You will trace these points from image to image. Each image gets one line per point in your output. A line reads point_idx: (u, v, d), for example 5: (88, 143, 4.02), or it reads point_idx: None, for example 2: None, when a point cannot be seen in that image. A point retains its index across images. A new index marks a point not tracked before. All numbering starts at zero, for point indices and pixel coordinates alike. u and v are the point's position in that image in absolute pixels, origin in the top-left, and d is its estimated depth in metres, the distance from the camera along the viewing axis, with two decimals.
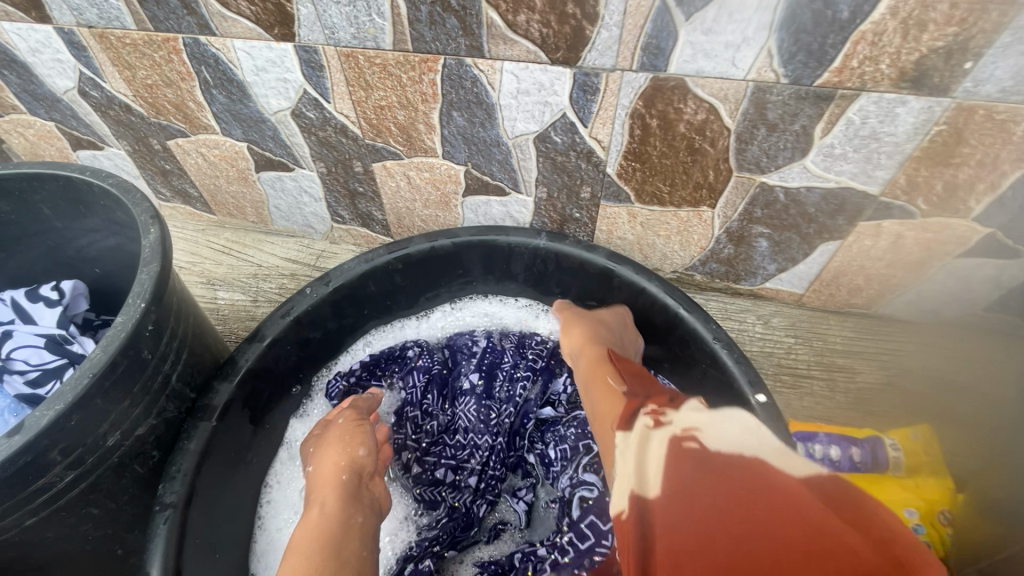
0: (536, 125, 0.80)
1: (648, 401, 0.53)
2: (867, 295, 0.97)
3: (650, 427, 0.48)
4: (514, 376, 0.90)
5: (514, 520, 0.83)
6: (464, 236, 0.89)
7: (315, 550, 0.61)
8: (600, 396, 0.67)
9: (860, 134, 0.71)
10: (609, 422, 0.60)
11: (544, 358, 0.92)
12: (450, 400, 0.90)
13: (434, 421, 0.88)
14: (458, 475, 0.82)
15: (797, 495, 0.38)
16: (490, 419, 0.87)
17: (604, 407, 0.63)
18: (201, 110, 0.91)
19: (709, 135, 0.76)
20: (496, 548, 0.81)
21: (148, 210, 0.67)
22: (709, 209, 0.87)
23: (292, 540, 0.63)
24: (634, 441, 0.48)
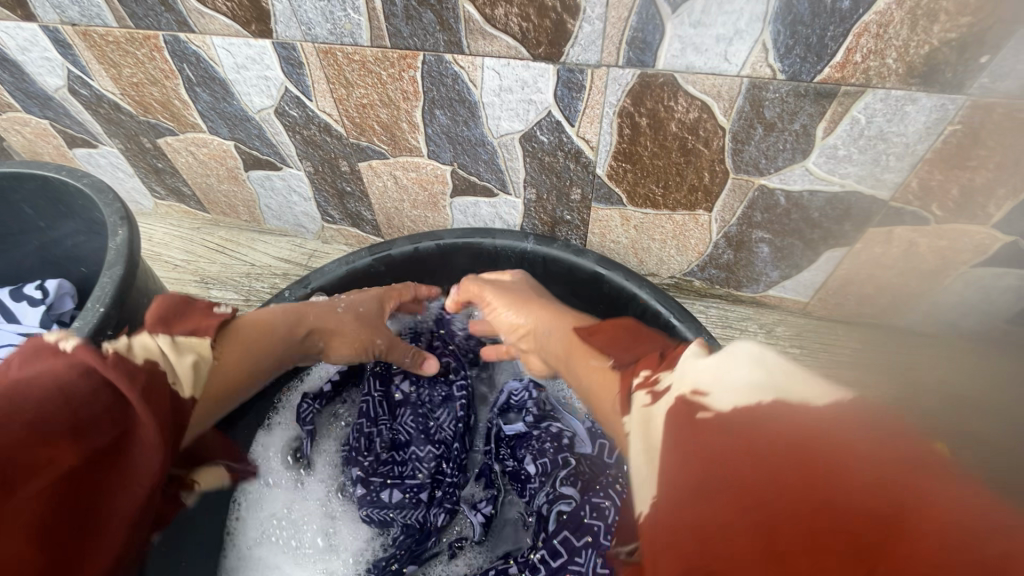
0: (521, 123, 0.77)
1: (640, 367, 0.55)
2: (878, 305, 0.90)
3: (647, 404, 0.49)
4: (456, 381, 0.92)
5: (470, 533, 0.82)
6: (449, 239, 0.86)
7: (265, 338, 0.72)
8: (584, 363, 0.67)
9: (866, 134, 0.66)
10: (607, 392, 0.61)
11: (464, 369, 0.93)
12: (387, 411, 0.89)
13: (381, 437, 0.86)
14: (407, 492, 0.82)
15: (812, 433, 0.34)
16: (431, 430, 0.87)
17: (591, 382, 0.65)
18: (186, 108, 0.90)
19: (703, 134, 0.71)
20: (465, 562, 0.81)
21: (118, 211, 0.68)
22: (705, 212, 0.82)
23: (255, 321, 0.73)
24: (639, 422, 0.49)
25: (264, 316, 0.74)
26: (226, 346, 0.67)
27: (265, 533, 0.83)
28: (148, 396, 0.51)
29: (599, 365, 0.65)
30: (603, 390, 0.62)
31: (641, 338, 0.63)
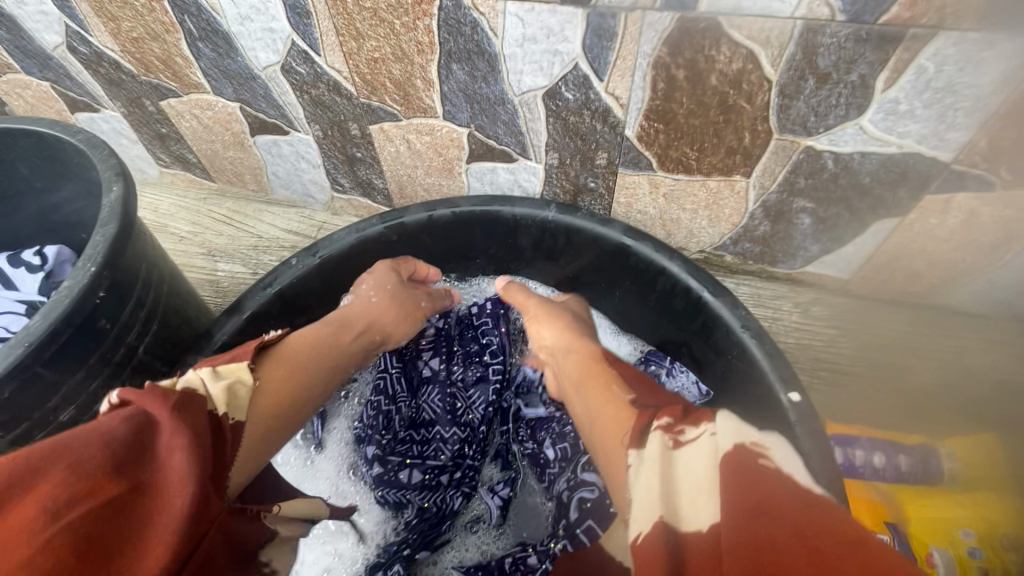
0: (545, 78, 0.70)
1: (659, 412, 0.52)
2: (928, 283, 0.83)
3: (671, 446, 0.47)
4: (489, 361, 0.87)
5: (487, 517, 0.78)
6: (466, 207, 0.81)
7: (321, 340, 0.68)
8: (591, 392, 0.64)
9: (933, 85, 0.59)
10: (613, 430, 0.56)
11: (501, 351, 0.88)
12: (414, 392, 0.86)
13: (400, 415, 0.83)
14: (426, 473, 0.78)
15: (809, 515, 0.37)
16: (457, 410, 0.83)
17: (599, 414, 0.60)
18: (189, 66, 0.85)
19: (746, 88, 0.64)
20: (478, 546, 0.77)
21: (113, 167, 0.64)
22: (743, 178, 0.76)
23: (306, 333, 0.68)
24: (654, 459, 0.47)
25: (320, 326, 0.70)
26: (277, 365, 0.61)
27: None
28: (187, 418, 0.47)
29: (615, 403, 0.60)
30: (612, 426, 0.57)
31: (665, 398, 0.62)
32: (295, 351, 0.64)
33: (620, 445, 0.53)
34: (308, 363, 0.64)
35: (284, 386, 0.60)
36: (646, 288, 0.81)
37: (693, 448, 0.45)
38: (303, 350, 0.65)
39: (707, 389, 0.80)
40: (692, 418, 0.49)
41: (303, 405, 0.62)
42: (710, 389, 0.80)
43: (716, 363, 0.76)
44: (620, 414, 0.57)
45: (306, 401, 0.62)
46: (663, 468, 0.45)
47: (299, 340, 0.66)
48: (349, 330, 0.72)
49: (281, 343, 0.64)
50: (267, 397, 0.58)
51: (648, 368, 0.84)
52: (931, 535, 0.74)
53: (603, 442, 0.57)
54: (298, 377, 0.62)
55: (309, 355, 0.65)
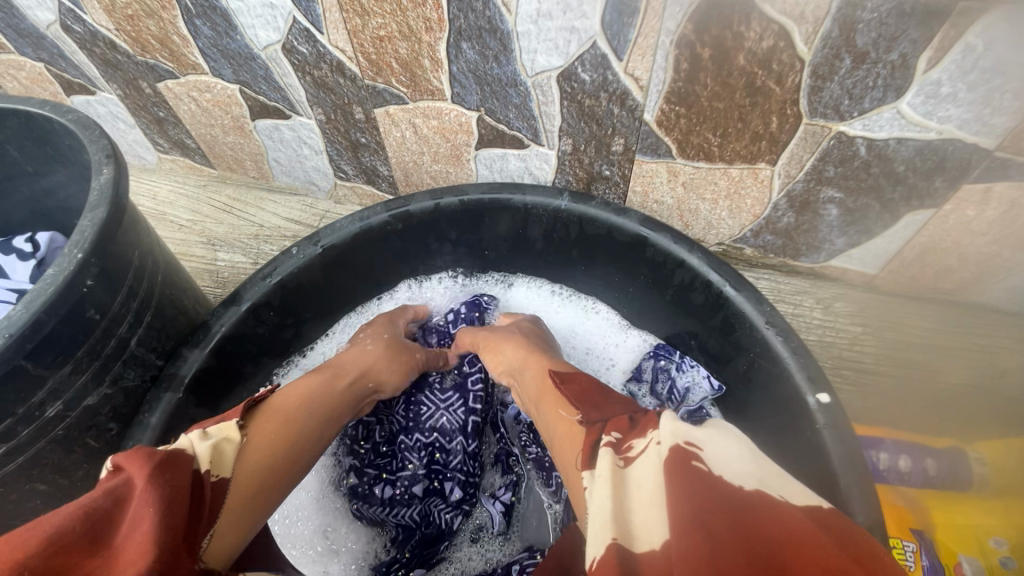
0: (560, 58, 0.66)
1: (607, 424, 0.48)
2: (959, 279, 0.79)
3: (621, 465, 0.42)
4: (467, 371, 0.83)
5: (489, 525, 0.76)
6: (475, 195, 0.77)
7: (313, 390, 0.63)
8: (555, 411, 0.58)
9: (981, 66, 0.54)
10: (574, 453, 0.50)
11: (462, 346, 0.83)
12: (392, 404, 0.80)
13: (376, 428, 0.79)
14: (398, 486, 0.75)
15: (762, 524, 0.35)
16: (421, 415, 0.79)
17: (563, 440, 0.54)
18: (186, 45, 0.81)
19: (776, 69, 0.60)
20: (482, 555, 0.75)
21: (104, 148, 0.60)
22: (768, 165, 0.72)
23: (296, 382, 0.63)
24: (603, 479, 0.42)
25: (320, 381, 0.65)
26: (269, 419, 0.56)
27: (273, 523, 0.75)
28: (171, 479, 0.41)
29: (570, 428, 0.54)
30: (575, 446, 0.51)
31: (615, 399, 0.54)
32: (287, 403, 0.59)
33: (576, 468, 0.48)
34: (300, 415, 0.59)
35: (274, 441, 0.55)
36: (664, 281, 0.77)
37: (641, 463, 0.42)
38: (298, 403, 0.60)
39: (720, 384, 0.77)
40: (637, 424, 0.46)
41: (292, 466, 0.56)
42: (722, 384, 0.77)
43: (737, 362, 0.72)
44: (577, 433, 0.52)
45: (296, 460, 0.57)
46: (616, 490, 0.41)
47: (293, 393, 0.61)
48: (343, 377, 0.67)
49: (274, 398, 0.59)
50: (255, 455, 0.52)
51: (657, 363, 0.81)
52: (959, 543, 0.72)
53: (570, 467, 0.51)
54: (290, 432, 0.57)
55: (302, 408, 0.60)
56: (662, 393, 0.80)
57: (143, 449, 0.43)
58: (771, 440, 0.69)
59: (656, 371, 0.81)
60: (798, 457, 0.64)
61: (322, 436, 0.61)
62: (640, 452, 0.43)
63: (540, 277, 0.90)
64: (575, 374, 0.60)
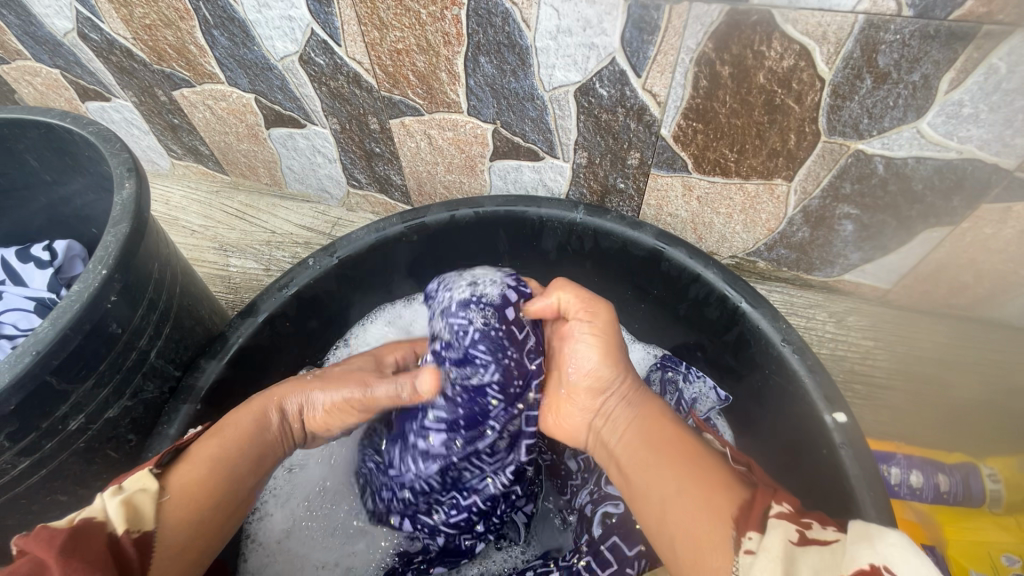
0: (578, 74, 0.66)
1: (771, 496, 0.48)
2: (974, 295, 0.79)
3: (795, 543, 0.42)
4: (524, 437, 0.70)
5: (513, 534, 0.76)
6: (490, 207, 0.77)
7: (239, 429, 0.62)
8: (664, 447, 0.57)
9: (1003, 88, 0.54)
10: (692, 502, 0.50)
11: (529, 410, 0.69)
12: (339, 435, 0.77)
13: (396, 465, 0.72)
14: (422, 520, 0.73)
15: None
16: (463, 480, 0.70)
17: (674, 485, 0.52)
18: (203, 55, 0.82)
19: (796, 88, 0.60)
20: (505, 560, 0.76)
21: (125, 162, 0.61)
22: (784, 181, 0.72)
23: (223, 421, 0.63)
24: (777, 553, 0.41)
25: (243, 413, 0.63)
26: (188, 467, 0.57)
27: (293, 528, 0.76)
28: (86, 551, 0.43)
29: (689, 473, 0.53)
30: (705, 494, 0.50)
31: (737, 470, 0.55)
32: (210, 449, 0.59)
33: (714, 518, 0.47)
34: (231, 457, 0.59)
35: (200, 487, 0.56)
36: (678, 295, 0.77)
37: (822, 550, 0.41)
38: (227, 444, 0.60)
39: (725, 394, 0.79)
40: (816, 517, 0.45)
41: (228, 509, 0.58)
42: (728, 393, 0.79)
43: (752, 378, 0.72)
44: (712, 486, 0.51)
45: (230, 506, 0.58)
46: (786, 565, 0.40)
47: (221, 434, 0.60)
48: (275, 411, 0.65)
49: (195, 444, 0.59)
50: (182, 506, 0.54)
51: (665, 374, 0.81)
52: (973, 559, 0.71)
53: (681, 514, 0.50)
54: (220, 475, 0.58)
55: (231, 448, 0.60)
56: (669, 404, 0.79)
57: (50, 526, 0.43)
58: (783, 456, 0.70)
59: (664, 382, 0.81)
60: (814, 475, 0.64)
61: (256, 477, 0.62)
62: (824, 541, 0.42)
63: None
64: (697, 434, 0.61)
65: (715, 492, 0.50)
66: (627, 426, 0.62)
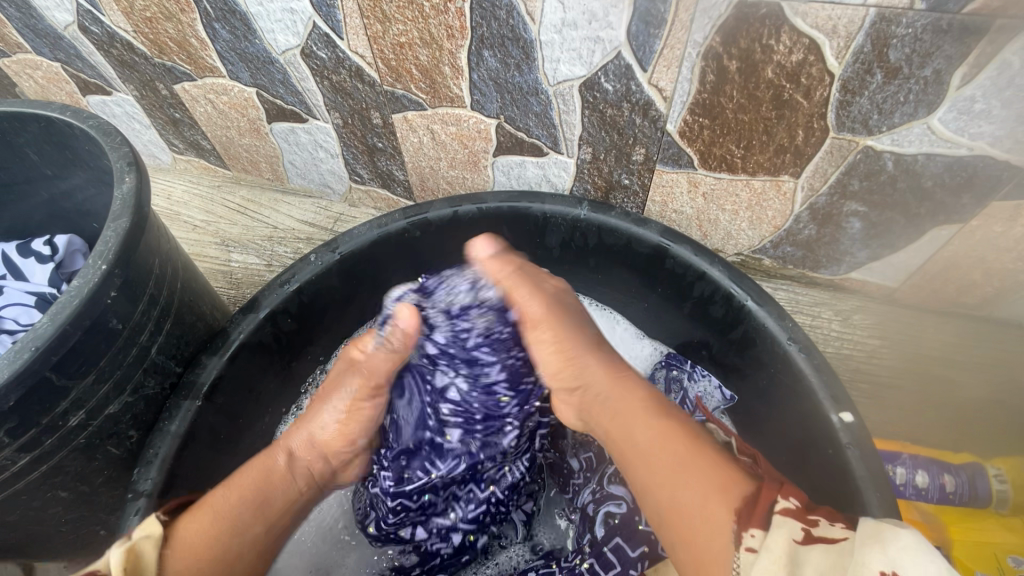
0: (583, 68, 0.65)
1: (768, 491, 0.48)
2: (982, 294, 0.78)
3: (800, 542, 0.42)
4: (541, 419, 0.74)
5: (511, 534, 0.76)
6: (493, 203, 0.76)
7: (254, 474, 0.61)
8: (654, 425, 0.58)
9: (1016, 83, 0.53)
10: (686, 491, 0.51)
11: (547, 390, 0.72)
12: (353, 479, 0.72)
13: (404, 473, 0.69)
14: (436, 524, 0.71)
15: None
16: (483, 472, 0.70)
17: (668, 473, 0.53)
18: (204, 48, 0.81)
19: (805, 83, 0.59)
20: (507, 560, 0.75)
21: (126, 156, 0.60)
22: (791, 178, 0.71)
23: (239, 469, 0.62)
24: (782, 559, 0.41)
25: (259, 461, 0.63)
26: (195, 520, 0.57)
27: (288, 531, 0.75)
28: None
29: (681, 461, 0.54)
30: (703, 489, 0.50)
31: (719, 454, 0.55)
32: (222, 498, 0.58)
33: (715, 517, 0.48)
34: (238, 507, 0.58)
35: (204, 540, 0.55)
36: (683, 293, 0.76)
37: (828, 547, 0.42)
38: (233, 493, 0.59)
39: (731, 394, 0.78)
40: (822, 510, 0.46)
41: (231, 563, 0.56)
42: (734, 393, 0.78)
43: (757, 376, 0.72)
44: (707, 483, 0.51)
45: (235, 558, 0.56)
46: (789, 566, 0.41)
47: (232, 484, 0.60)
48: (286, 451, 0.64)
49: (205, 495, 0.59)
50: (182, 559, 0.53)
51: (670, 373, 0.81)
52: (979, 561, 0.70)
53: (680, 511, 0.51)
54: (227, 527, 0.56)
55: (237, 498, 0.59)
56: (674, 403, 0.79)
57: None
58: (787, 456, 0.70)
59: (669, 381, 0.81)
60: (820, 476, 0.63)
61: (263, 525, 0.59)
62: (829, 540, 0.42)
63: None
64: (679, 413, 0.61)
65: (718, 486, 0.50)
66: (609, 407, 0.62)
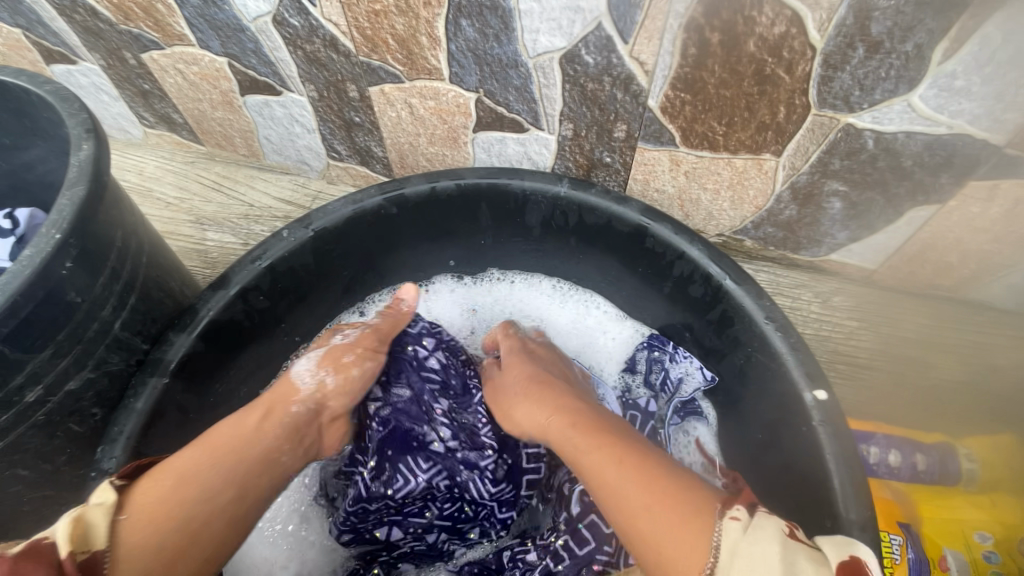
0: (563, 39, 0.63)
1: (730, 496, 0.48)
2: (958, 276, 0.79)
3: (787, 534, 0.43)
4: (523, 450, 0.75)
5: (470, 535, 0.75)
6: (471, 179, 0.75)
7: (228, 436, 0.59)
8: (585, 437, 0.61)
9: (997, 59, 0.53)
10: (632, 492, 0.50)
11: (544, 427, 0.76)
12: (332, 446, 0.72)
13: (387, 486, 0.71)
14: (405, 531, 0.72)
15: None
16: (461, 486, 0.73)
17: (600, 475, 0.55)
18: (171, 14, 0.78)
19: (787, 57, 0.58)
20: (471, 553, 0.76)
21: (83, 122, 0.58)
22: (773, 156, 0.70)
23: (218, 426, 0.60)
24: (774, 540, 0.42)
25: (235, 416, 0.62)
26: (158, 476, 0.54)
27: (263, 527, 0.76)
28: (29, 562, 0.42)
29: (632, 460, 0.53)
30: (664, 488, 0.49)
31: (658, 455, 0.54)
32: (193, 461, 0.55)
33: (690, 529, 0.45)
34: (204, 468, 0.55)
35: (169, 503, 0.52)
36: (663, 273, 0.76)
37: (810, 551, 0.42)
38: (206, 453, 0.56)
39: (711, 374, 0.77)
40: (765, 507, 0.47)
41: (198, 530, 0.52)
42: (715, 374, 0.77)
43: (735, 356, 0.71)
44: (671, 491, 0.49)
45: (206, 521, 0.53)
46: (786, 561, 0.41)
47: (203, 443, 0.57)
48: (260, 408, 0.63)
49: (169, 456, 0.56)
50: (138, 522, 0.50)
51: (651, 355, 0.82)
52: (946, 537, 0.73)
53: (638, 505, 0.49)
54: (197, 493, 0.53)
55: (206, 458, 0.56)
56: (655, 383, 0.81)
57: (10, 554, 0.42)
58: (761, 435, 0.70)
59: (650, 362, 0.82)
60: (794, 456, 0.63)
61: (235, 493, 0.56)
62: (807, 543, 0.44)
63: (535, 273, 0.88)
64: (605, 415, 0.62)
65: (668, 493, 0.49)
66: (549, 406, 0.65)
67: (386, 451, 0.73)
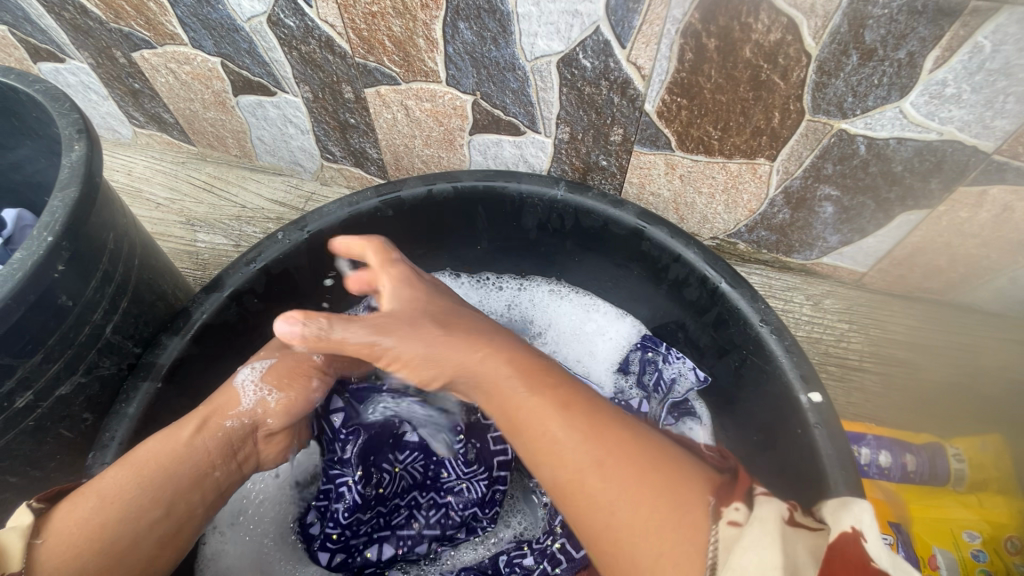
0: (561, 43, 0.64)
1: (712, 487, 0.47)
2: (945, 279, 0.80)
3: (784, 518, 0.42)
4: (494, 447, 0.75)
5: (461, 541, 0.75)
6: (468, 181, 0.75)
7: (149, 456, 0.57)
8: (534, 396, 0.54)
9: (987, 67, 0.54)
10: (608, 500, 0.48)
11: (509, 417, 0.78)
12: (277, 456, 0.69)
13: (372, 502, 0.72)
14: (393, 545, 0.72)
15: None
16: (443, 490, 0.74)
17: (568, 461, 0.50)
18: (164, 13, 0.77)
19: (782, 63, 0.59)
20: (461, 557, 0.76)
21: (75, 122, 0.57)
22: (767, 161, 0.71)
23: (139, 446, 0.59)
24: (771, 527, 0.40)
25: (158, 437, 0.59)
26: (80, 498, 0.54)
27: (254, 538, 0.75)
28: None
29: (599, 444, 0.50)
30: (630, 479, 0.48)
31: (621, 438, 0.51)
32: (112, 483, 0.55)
33: (662, 532, 0.44)
34: (126, 490, 0.55)
35: (92, 525, 0.53)
36: (658, 275, 0.76)
37: (809, 533, 0.41)
38: (129, 474, 0.56)
39: (704, 375, 0.78)
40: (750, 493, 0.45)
41: (127, 548, 0.54)
42: (708, 374, 0.78)
43: (730, 360, 0.72)
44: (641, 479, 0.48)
45: (132, 542, 0.54)
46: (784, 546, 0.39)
47: (127, 464, 0.56)
48: (192, 425, 0.61)
49: (93, 478, 0.56)
50: (62, 547, 0.51)
51: (645, 355, 0.81)
52: (936, 537, 0.74)
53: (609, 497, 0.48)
54: (119, 513, 0.54)
55: (131, 481, 0.55)
56: (648, 384, 0.80)
57: None
58: (758, 437, 0.70)
59: (644, 362, 0.81)
60: (789, 458, 0.64)
61: (160, 510, 0.56)
62: (811, 527, 0.42)
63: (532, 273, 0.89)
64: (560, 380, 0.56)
65: (638, 487, 0.48)
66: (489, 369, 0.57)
67: (370, 455, 0.73)
